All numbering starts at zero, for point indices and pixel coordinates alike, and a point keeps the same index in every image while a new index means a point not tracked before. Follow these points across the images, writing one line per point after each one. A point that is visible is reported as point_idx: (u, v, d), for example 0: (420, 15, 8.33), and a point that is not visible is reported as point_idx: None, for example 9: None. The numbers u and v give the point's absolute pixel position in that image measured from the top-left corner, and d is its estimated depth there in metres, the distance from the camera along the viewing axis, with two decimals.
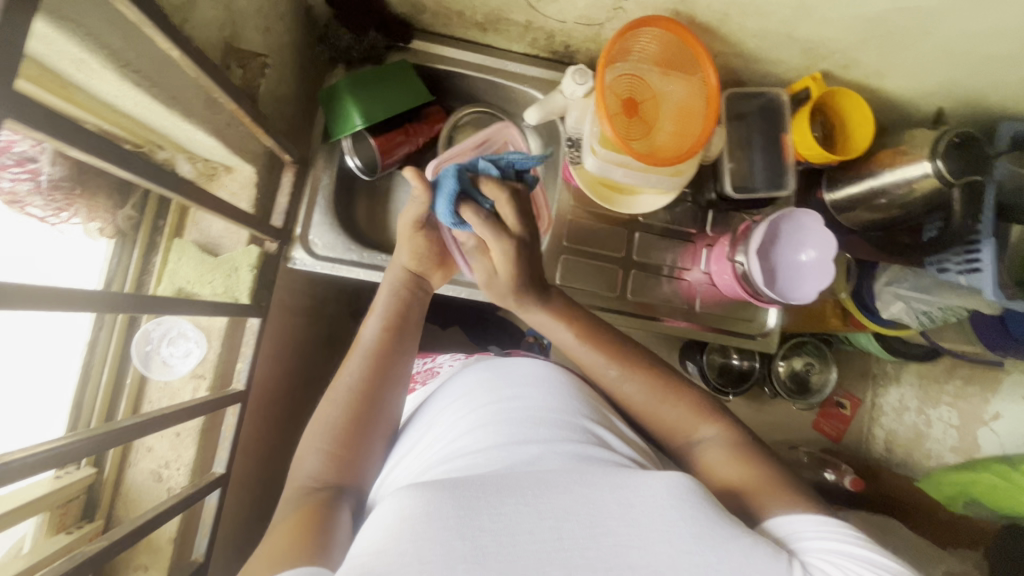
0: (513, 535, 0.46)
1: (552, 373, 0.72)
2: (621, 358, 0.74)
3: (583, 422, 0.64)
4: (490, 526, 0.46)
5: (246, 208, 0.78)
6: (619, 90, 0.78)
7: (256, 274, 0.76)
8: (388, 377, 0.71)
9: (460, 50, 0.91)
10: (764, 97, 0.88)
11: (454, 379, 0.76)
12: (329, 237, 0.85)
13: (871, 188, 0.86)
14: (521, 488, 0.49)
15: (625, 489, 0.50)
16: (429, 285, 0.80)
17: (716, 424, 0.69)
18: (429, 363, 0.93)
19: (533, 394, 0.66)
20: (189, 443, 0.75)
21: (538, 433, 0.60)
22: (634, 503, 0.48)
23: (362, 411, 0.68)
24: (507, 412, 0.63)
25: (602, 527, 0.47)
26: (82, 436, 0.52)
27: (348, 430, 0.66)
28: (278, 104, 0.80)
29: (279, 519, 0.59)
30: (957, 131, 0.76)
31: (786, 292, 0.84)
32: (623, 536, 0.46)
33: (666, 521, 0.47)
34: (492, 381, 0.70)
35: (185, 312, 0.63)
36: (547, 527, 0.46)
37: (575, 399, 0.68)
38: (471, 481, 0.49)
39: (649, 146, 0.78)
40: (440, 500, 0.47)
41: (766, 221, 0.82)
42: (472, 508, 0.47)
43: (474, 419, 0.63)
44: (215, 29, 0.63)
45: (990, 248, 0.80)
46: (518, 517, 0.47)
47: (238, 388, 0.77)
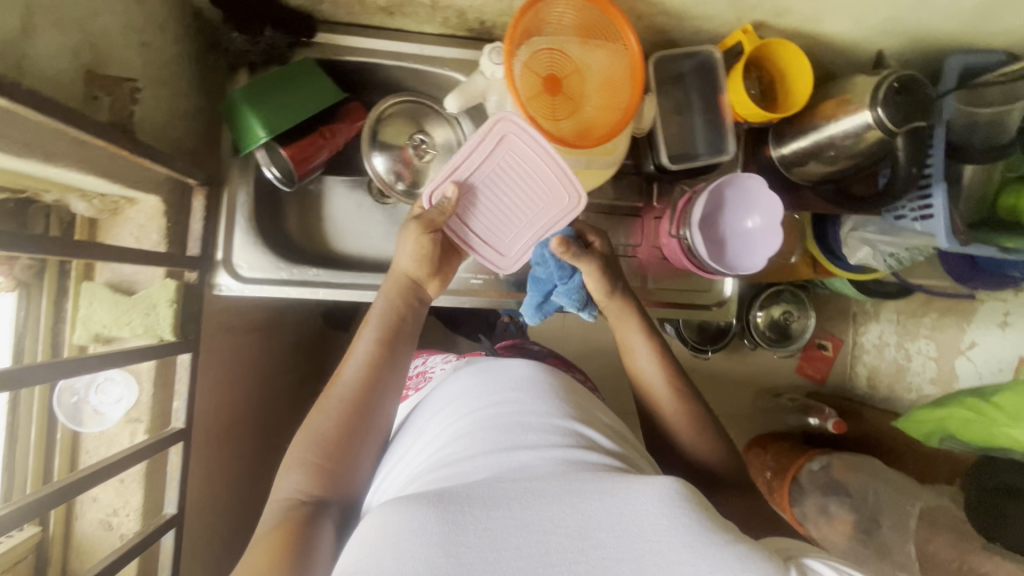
0: (501, 550, 0.44)
1: (540, 374, 0.69)
2: (676, 385, 0.77)
3: (571, 424, 0.61)
4: (476, 541, 0.44)
5: (157, 240, 0.73)
6: (540, 65, 0.72)
7: (177, 308, 0.73)
8: (377, 390, 0.67)
9: (370, 38, 0.84)
10: (697, 57, 0.82)
11: (444, 385, 0.73)
12: (254, 257, 0.80)
13: (817, 142, 0.81)
14: (509, 500, 0.47)
15: (615, 498, 0.47)
16: (431, 291, 0.76)
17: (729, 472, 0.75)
18: (420, 366, 0.91)
19: (520, 396, 0.64)
20: (135, 489, 0.73)
21: (526, 436, 0.57)
22: (624, 513, 0.46)
23: (354, 421, 0.65)
24: (494, 417, 0.61)
25: (592, 539, 0.45)
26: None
27: (333, 446, 0.63)
28: (176, 124, 0.74)
29: (262, 531, 0.58)
30: (899, 74, 0.71)
31: (732, 263, 0.81)
32: (613, 549, 0.44)
33: (658, 531, 0.45)
34: (480, 385, 0.68)
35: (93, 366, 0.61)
36: (534, 541, 0.44)
37: (562, 397, 0.65)
38: (457, 494, 0.48)
39: (574, 122, 0.73)
40: (424, 517, 0.45)
41: (705, 191, 0.78)
42: (456, 523, 0.45)
43: (460, 427, 0.61)
44: (69, 58, 0.57)
45: (941, 192, 0.78)
46: (505, 529, 0.45)
47: (178, 427, 0.75)
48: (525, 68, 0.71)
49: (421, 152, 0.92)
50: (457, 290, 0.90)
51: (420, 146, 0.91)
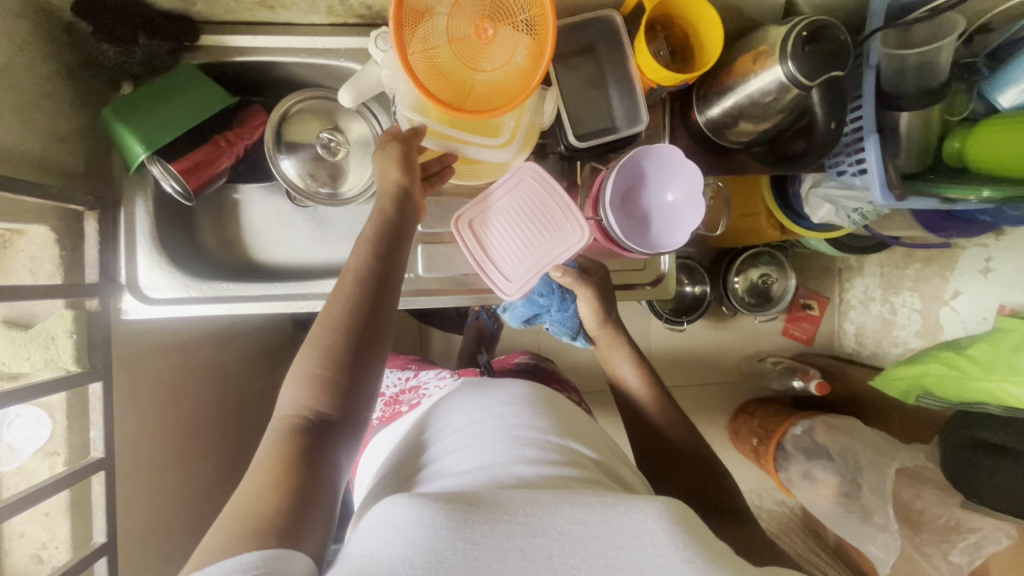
0: (504, 552, 0.44)
1: (539, 389, 0.70)
2: (664, 411, 0.79)
3: (565, 440, 0.62)
4: (481, 541, 0.44)
5: (50, 270, 0.71)
6: (450, 30, 0.62)
7: (77, 338, 0.71)
8: (379, 306, 0.62)
9: (258, 36, 0.80)
10: (601, 23, 0.76)
11: (445, 396, 0.74)
12: (160, 278, 0.79)
13: (738, 102, 0.75)
14: (513, 505, 0.48)
15: (616, 512, 0.47)
16: (416, 202, 0.70)
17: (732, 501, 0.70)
18: (412, 380, 0.90)
19: (519, 408, 0.65)
20: (60, 521, 0.73)
21: (527, 451, 0.58)
22: (624, 525, 0.46)
23: (356, 359, 0.60)
24: (497, 432, 0.61)
25: (593, 549, 0.45)
26: None
27: (337, 366, 0.59)
28: (59, 146, 0.72)
29: (263, 453, 0.56)
30: (809, 21, 0.65)
31: (655, 240, 0.77)
32: (614, 559, 0.44)
33: (657, 545, 0.45)
34: (481, 397, 0.68)
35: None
36: (537, 544, 0.45)
37: (557, 415, 0.66)
38: (465, 495, 0.48)
39: (486, 103, 0.64)
40: (433, 510, 0.46)
41: (616, 167, 0.74)
42: (464, 519, 0.46)
43: (464, 439, 0.62)
44: None
45: (874, 144, 0.73)
46: (510, 531, 0.45)
47: (98, 456, 0.74)
48: (430, 36, 0.62)
49: (333, 150, 0.88)
50: None
51: (329, 144, 0.87)
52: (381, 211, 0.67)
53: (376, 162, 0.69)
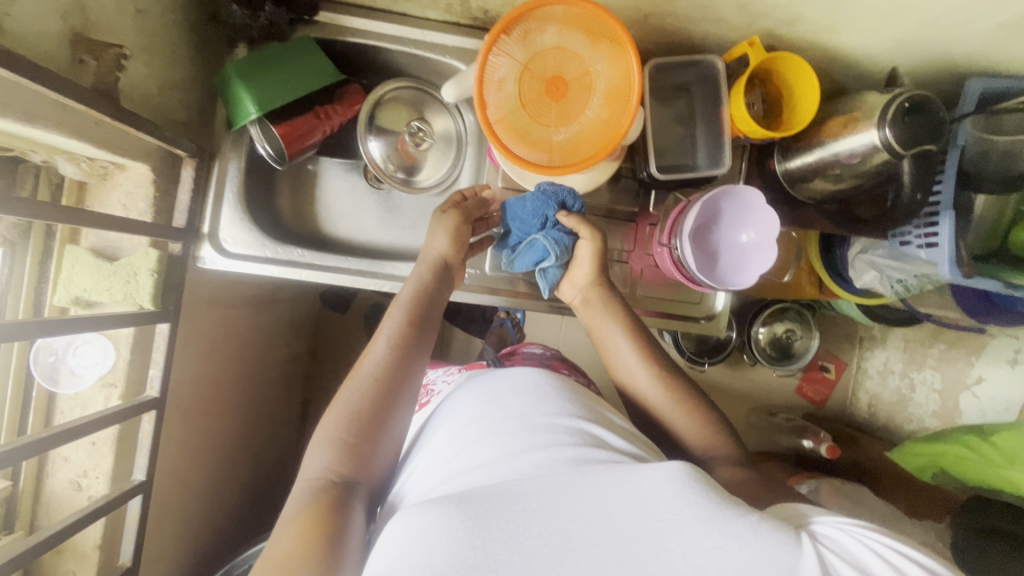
0: (522, 541, 0.45)
1: (544, 379, 0.71)
2: (658, 365, 0.77)
3: (575, 423, 0.62)
4: (498, 535, 0.45)
5: (143, 208, 0.73)
6: (523, 94, 0.69)
7: (157, 278, 0.73)
8: (403, 371, 0.69)
9: (374, 21, 0.83)
10: (700, 65, 0.79)
11: (451, 397, 0.75)
12: (241, 233, 0.81)
13: (821, 159, 0.78)
14: (526, 493, 0.49)
15: (624, 483, 0.49)
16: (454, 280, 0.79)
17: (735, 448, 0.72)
18: (420, 377, 0.93)
19: (523, 399, 0.66)
20: (105, 452, 0.74)
21: (534, 437, 0.59)
22: (637, 496, 0.48)
23: (378, 406, 0.66)
24: (503, 422, 0.62)
25: (611, 525, 0.46)
26: None
27: (360, 424, 0.65)
28: (172, 94, 0.74)
29: (292, 511, 0.59)
30: (911, 93, 0.68)
31: (726, 276, 0.79)
32: (631, 530, 0.46)
33: (672, 510, 0.47)
34: (487, 396, 0.69)
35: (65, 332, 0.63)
36: (554, 530, 0.46)
37: (567, 401, 0.67)
38: (476, 493, 0.49)
39: (569, 153, 0.71)
40: (449, 515, 0.47)
41: (700, 201, 0.76)
42: (480, 517, 0.47)
43: (471, 433, 0.63)
44: (57, 19, 0.55)
45: (949, 222, 0.75)
46: (526, 522, 0.47)
47: (152, 395, 0.76)
48: (505, 103, 0.69)
49: (418, 139, 0.91)
50: None
51: (416, 134, 0.89)
52: (417, 274, 0.76)
53: (434, 225, 0.78)
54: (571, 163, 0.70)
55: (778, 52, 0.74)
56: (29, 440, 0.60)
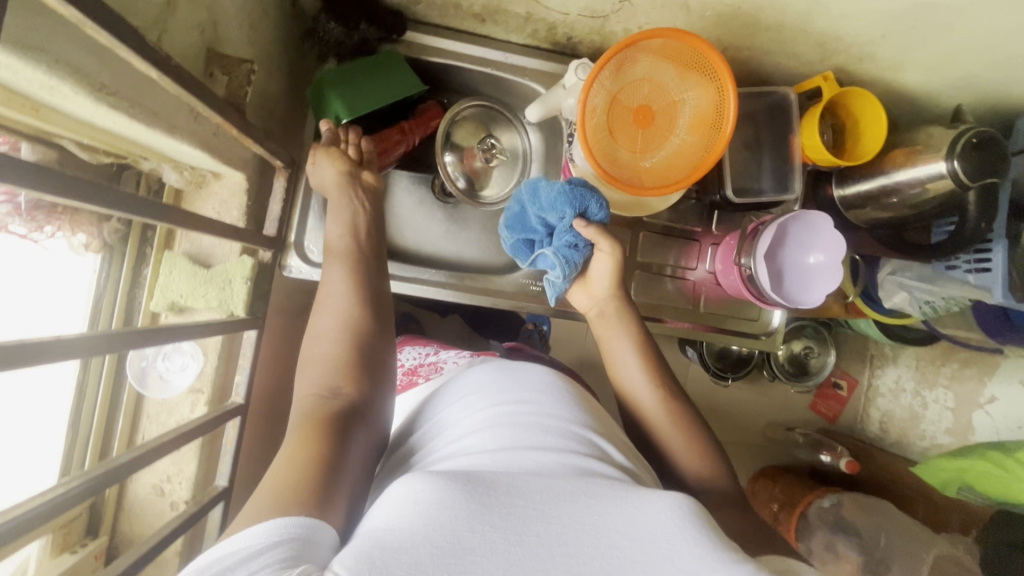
0: (520, 536, 0.40)
1: (563, 379, 0.64)
2: (663, 385, 0.70)
3: (587, 428, 0.57)
4: (499, 524, 0.40)
5: (237, 217, 0.74)
6: (614, 123, 0.73)
7: (251, 285, 0.74)
8: (375, 297, 0.66)
9: (457, 42, 0.85)
10: (772, 96, 0.84)
11: (459, 376, 0.68)
12: (325, 243, 0.82)
13: (883, 186, 0.83)
14: (529, 490, 0.43)
15: (628, 503, 0.44)
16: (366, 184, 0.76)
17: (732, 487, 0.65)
18: (431, 356, 0.87)
19: (540, 393, 0.60)
20: (190, 458, 0.74)
21: (544, 437, 0.53)
22: (638, 519, 0.43)
23: (361, 335, 0.61)
24: (514, 414, 0.56)
25: (606, 540, 0.41)
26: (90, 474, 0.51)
27: (349, 362, 0.59)
28: (268, 107, 0.76)
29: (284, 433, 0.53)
30: (975, 130, 0.73)
31: (792, 295, 0.83)
32: (628, 551, 0.41)
33: (670, 542, 0.42)
34: (500, 379, 0.62)
35: (154, 343, 0.57)
36: (552, 532, 0.41)
37: (583, 404, 0.61)
38: (482, 474, 0.44)
39: (657, 177, 0.74)
40: (451, 490, 0.42)
41: (773, 224, 0.80)
42: (483, 503, 0.42)
43: (478, 419, 0.56)
44: (196, 34, 0.58)
45: (1002, 252, 0.80)
46: (525, 517, 0.41)
47: (237, 402, 0.75)
48: (597, 130, 0.72)
49: (489, 156, 0.92)
50: (514, 295, 0.92)
51: (488, 150, 0.91)
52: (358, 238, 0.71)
53: (317, 170, 0.75)
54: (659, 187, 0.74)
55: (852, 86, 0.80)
56: (116, 462, 0.54)
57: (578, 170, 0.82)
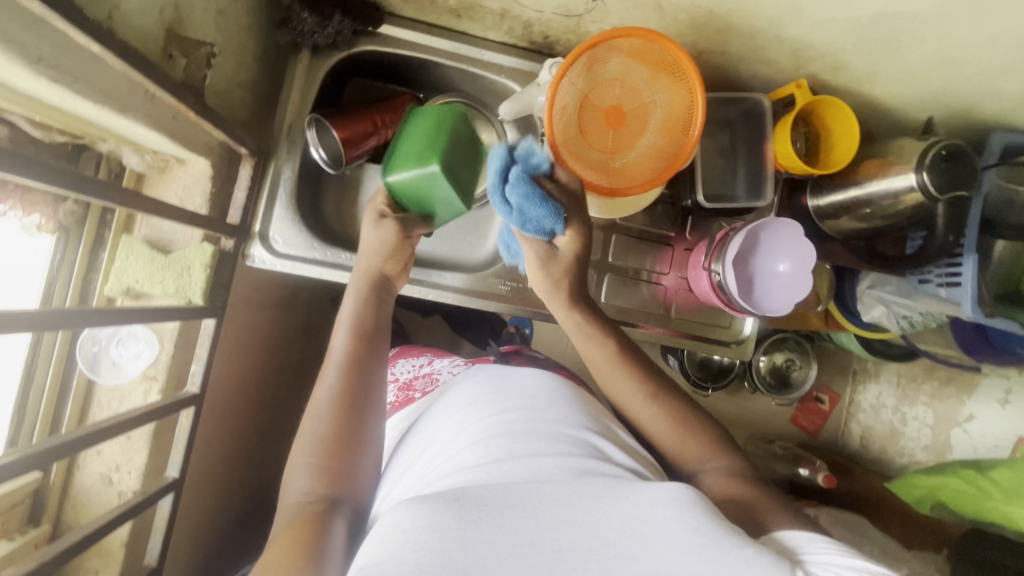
0: (512, 548, 0.40)
1: (556, 385, 0.65)
2: (643, 383, 0.69)
3: (583, 435, 0.57)
4: (490, 538, 0.40)
5: (199, 203, 0.73)
6: (583, 122, 0.72)
7: (210, 273, 0.73)
8: (364, 382, 0.66)
9: (432, 37, 0.84)
10: (746, 103, 0.83)
11: (455, 389, 0.69)
12: (291, 234, 0.81)
13: (856, 197, 0.82)
14: (521, 500, 0.44)
15: (625, 500, 0.44)
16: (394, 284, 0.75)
17: (723, 456, 0.65)
18: (425, 367, 0.86)
19: (536, 403, 0.60)
20: (140, 447, 0.72)
21: (540, 444, 0.54)
22: (636, 514, 0.43)
23: (348, 416, 0.62)
24: (507, 424, 0.56)
25: (603, 540, 0.41)
26: (21, 456, 0.50)
27: (337, 443, 0.61)
28: (236, 94, 0.75)
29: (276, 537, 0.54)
30: (946, 142, 0.73)
31: (761, 303, 0.82)
32: (625, 549, 0.41)
33: (669, 532, 0.42)
34: (492, 391, 0.64)
35: (100, 323, 0.56)
36: (547, 539, 0.41)
37: (577, 410, 0.62)
38: (472, 492, 0.44)
39: (626, 178, 0.74)
40: (439, 512, 0.42)
41: (743, 230, 0.79)
42: (472, 519, 0.42)
43: (472, 430, 0.57)
44: (155, 15, 0.57)
45: (972, 262, 0.80)
46: (519, 529, 0.41)
47: (191, 392, 0.74)
48: (566, 128, 0.71)
49: None
50: (483, 294, 0.90)
51: None
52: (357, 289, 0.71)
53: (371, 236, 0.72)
54: (626, 189, 0.73)
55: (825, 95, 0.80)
56: (56, 441, 0.54)
57: (550, 169, 0.81)
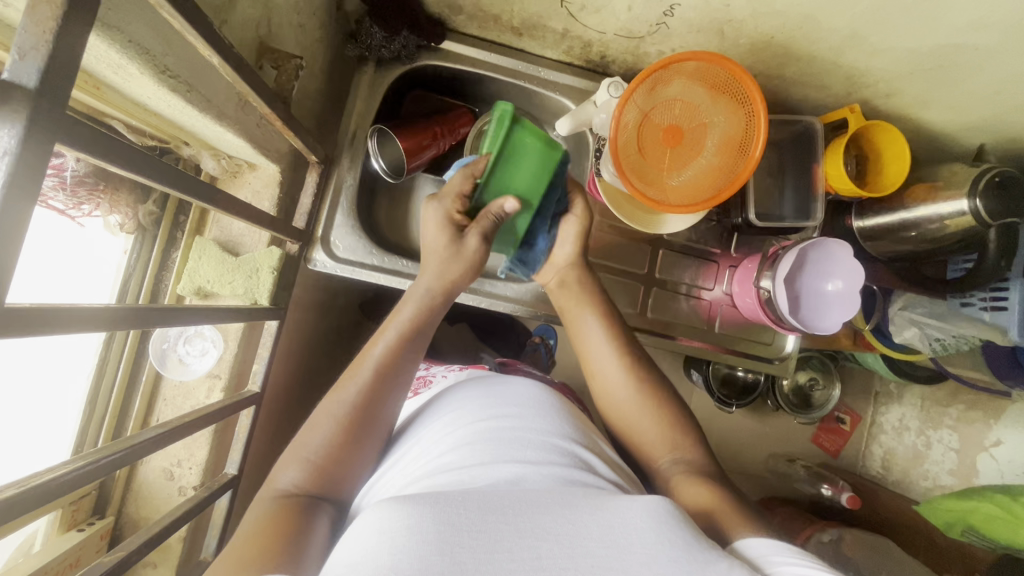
0: (492, 553, 0.39)
1: (547, 396, 0.65)
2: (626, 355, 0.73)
3: (567, 445, 0.57)
4: (470, 543, 0.39)
5: (269, 208, 0.76)
6: (644, 141, 0.74)
7: (277, 276, 0.75)
8: (387, 393, 0.62)
9: (492, 53, 0.87)
10: (797, 125, 0.86)
11: (448, 394, 0.68)
12: (351, 240, 0.83)
13: (901, 221, 0.84)
14: (502, 507, 0.43)
15: (603, 512, 0.44)
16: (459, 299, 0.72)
17: (684, 448, 0.66)
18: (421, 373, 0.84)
19: (523, 411, 0.60)
20: (202, 444, 0.74)
21: (525, 451, 0.53)
22: (615, 526, 0.43)
23: (358, 422, 0.60)
24: (494, 429, 0.56)
25: (579, 548, 0.41)
26: (105, 453, 0.49)
27: (337, 443, 0.58)
28: (307, 104, 0.78)
29: (248, 523, 0.52)
30: (998, 170, 0.75)
31: (808, 321, 0.84)
32: (603, 559, 0.40)
33: (645, 546, 0.41)
34: (481, 398, 0.63)
35: (185, 321, 0.57)
36: (526, 546, 0.40)
37: (565, 420, 0.62)
38: (453, 496, 0.43)
39: (683, 197, 0.76)
40: (420, 515, 0.41)
41: (794, 249, 0.80)
42: (452, 523, 0.40)
43: (458, 437, 0.56)
44: (251, 29, 0.61)
45: (1019, 289, 0.83)
46: (499, 534, 0.41)
47: (253, 390, 0.75)
48: (625, 146, 0.74)
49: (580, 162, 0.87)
50: (532, 304, 0.92)
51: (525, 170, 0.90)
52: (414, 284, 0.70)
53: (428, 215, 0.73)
54: (683, 208, 0.75)
55: (877, 119, 0.82)
56: (136, 440, 0.53)
57: (605, 185, 0.83)
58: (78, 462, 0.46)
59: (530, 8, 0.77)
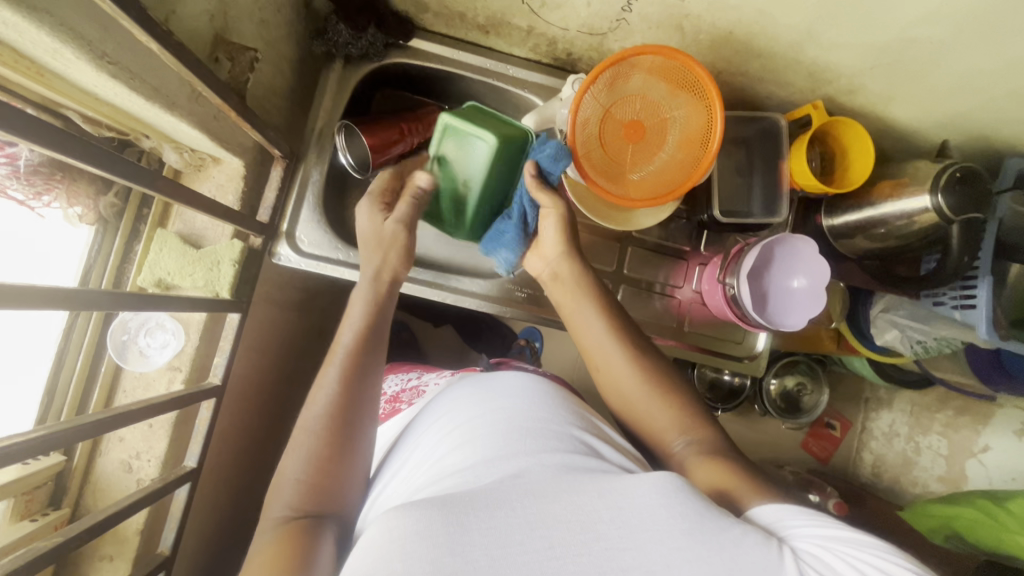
0: (503, 548, 0.40)
1: (541, 383, 0.64)
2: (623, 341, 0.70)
3: (569, 428, 0.56)
4: (480, 541, 0.40)
5: (232, 201, 0.76)
6: (605, 135, 0.74)
7: (238, 269, 0.75)
8: (359, 394, 0.62)
9: (460, 51, 0.88)
10: (762, 122, 0.86)
11: (444, 391, 0.67)
12: (316, 234, 0.84)
13: (869, 218, 0.84)
14: (510, 500, 0.43)
15: (610, 490, 0.44)
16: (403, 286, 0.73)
17: (696, 429, 0.64)
18: (413, 380, 0.81)
19: (523, 399, 0.59)
20: (161, 436, 0.74)
21: (526, 440, 0.53)
22: (623, 505, 0.43)
23: (338, 430, 0.59)
24: (492, 420, 0.55)
25: (591, 532, 0.41)
26: (51, 428, 0.49)
27: (325, 454, 0.58)
28: (273, 99, 0.79)
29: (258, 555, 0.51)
30: (960, 166, 0.74)
31: (775, 318, 0.83)
32: (615, 540, 0.41)
33: (657, 521, 0.42)
34: (480, 390, 0.62)
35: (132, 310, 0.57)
36: (538, 537, 0.41)
37: (563, 405, 0.61)
38: (460, 494, 0.43)
39: (645, 192, 0.76)
40: (430, 518, 0.41)
41: (759, 245, 0.80)
42: (461, 522, 0.41)
43: (459, 432, 0.56)
44: (205, 21, 0.62)
45: (985, 286, 0.80)
46: (510, 527, 0.41)
47: (213, 383, 0.75)
48: (585, 141, 0.74)
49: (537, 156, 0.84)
50: (498, 300, 0.92)
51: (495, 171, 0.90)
52: (368, 285, 0.69)
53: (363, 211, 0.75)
54: (644, 203, 0.75)
55: (841, 115, 0.82)
56: (84, 421, 0.54)
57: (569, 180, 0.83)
58: (32, 433, 0.48)
59: (494, 4, 0.78)
